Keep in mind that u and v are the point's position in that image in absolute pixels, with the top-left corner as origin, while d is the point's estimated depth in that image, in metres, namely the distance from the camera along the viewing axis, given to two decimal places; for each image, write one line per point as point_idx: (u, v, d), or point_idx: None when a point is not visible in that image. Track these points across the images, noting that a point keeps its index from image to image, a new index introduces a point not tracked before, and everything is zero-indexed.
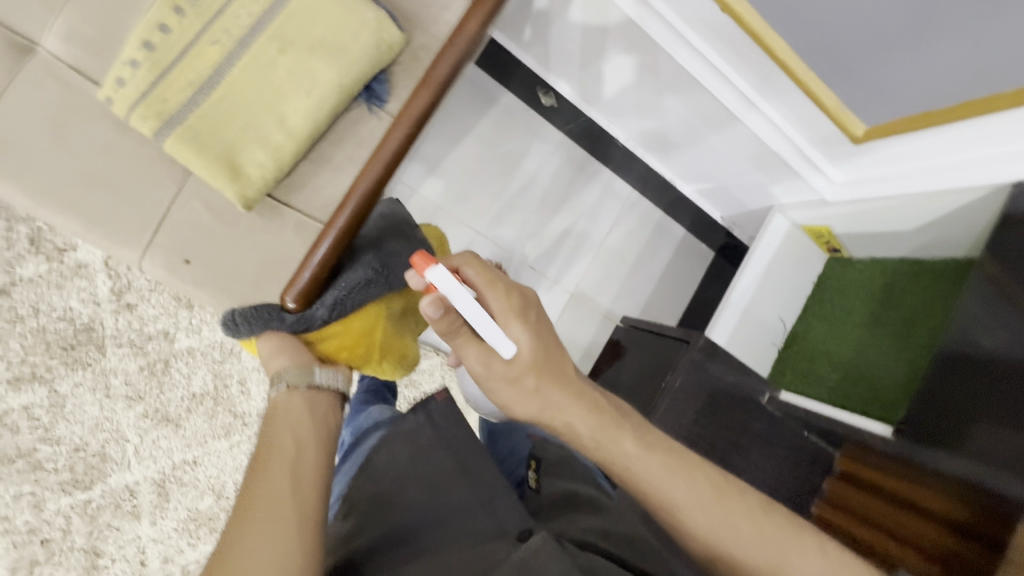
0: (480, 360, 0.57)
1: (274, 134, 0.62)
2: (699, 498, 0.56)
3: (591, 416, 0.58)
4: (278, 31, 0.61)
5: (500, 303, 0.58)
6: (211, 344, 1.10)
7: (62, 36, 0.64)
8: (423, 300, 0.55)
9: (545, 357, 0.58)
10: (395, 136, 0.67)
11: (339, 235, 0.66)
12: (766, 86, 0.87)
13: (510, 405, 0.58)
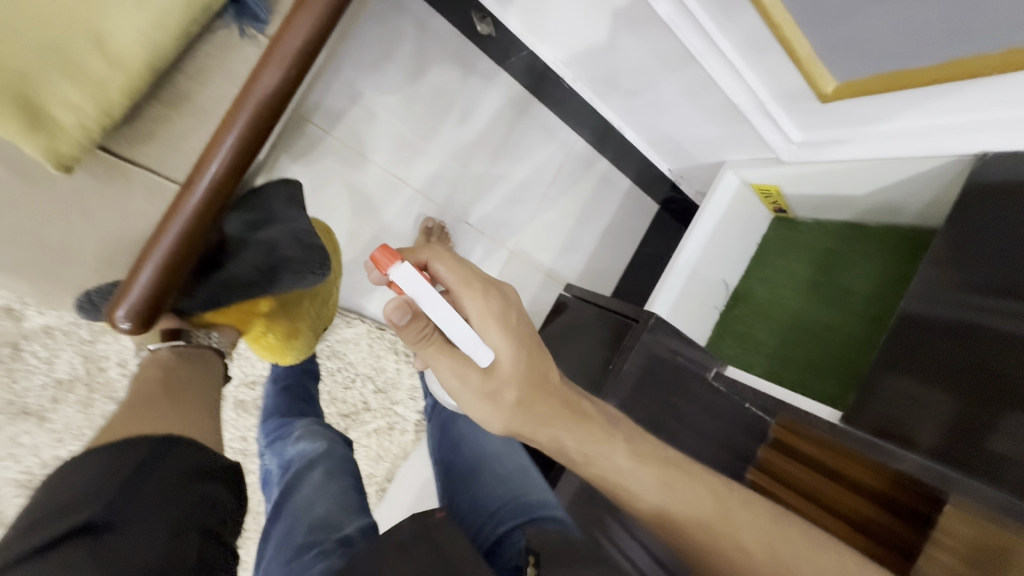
0: (454, 371, 0.53)
1: (94, 63, 0.45)
2: (701, 512, 0.51)
3: (577, 428, 0.55)
4: None
5: (477, 305, 0.54)
6: (77, 321, 0.90)
7: None
8: (387, 304, 0.49)
9: (528, 369, 0.55)
10: (268, 78, 0.50)
11: (195, 216, 0.50)
12: (731, 27, 0.76)
13: (486, 420, 0.54)
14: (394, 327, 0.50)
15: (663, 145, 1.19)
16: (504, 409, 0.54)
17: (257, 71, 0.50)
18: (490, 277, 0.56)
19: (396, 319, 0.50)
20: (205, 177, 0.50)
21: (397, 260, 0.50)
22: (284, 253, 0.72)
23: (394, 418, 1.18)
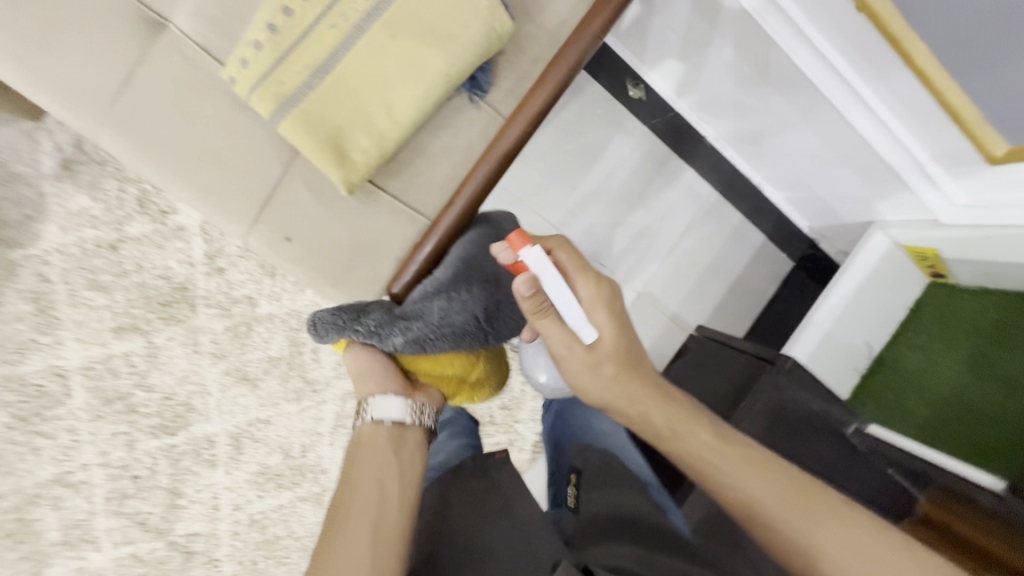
0: (563, 342, 0.61)
1: (380, 120, 0.62)
2: (779, 491, 0.56)
3: (668, 408, 0.62)
4: (392, 18, 0.60)
5: (590, 289, 0.62)
6: (290, 312, 1.15)
7: (191, 14, 0.62)
8: (518, 278, 0.58)
9: (626, 350, 0.63)
10: (512, 131, 0.68)
11: (442, 237, 0.69)
12: (898, 95, 0.78)
13: (587, 386, 0.63)
14: (519, 297, 0.59)
15: (806, 202, 1.20)
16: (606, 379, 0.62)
17: (502, 130, 0.69)
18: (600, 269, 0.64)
19: (523, 291, 0.59)
20: (457, 204, 0.69)
21: (528, 247, 0.59)
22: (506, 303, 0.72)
23: (514, 435, 1.28)
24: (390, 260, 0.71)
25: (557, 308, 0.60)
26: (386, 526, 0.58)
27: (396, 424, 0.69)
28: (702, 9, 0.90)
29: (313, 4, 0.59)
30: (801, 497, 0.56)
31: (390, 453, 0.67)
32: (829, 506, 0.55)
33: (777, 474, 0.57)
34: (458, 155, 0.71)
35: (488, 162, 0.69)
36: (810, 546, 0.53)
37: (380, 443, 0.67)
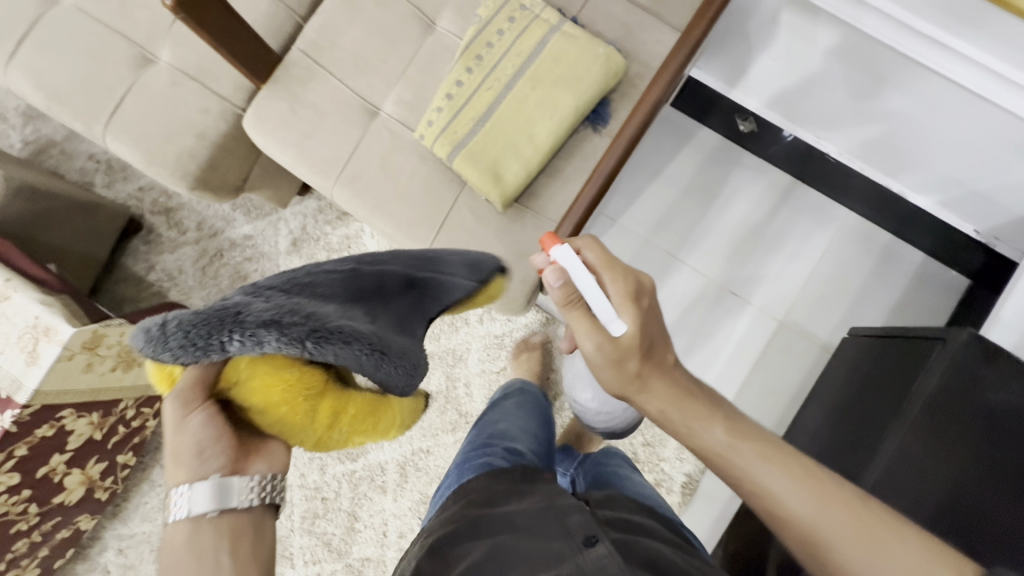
0: (590, 336, 0.65)
1: (526, 148, 0.80)
2: (799, 484, 0.57)
3: (682, 404, 0.65)
4: (533, 74, 0.79)
5: (619, 287, 0.66)
6: (447, 350, 1.32)
7: (396, 101, 0.88)
8: (547, 271, 0.65)
9: (647, 346, 0.66)
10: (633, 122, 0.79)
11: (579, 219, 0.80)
12: (1008, 50, 0.78)
13: (606, 377, 0.67)
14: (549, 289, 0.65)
15: (956, 200, 1.13)
16: (631, 369, 0.65)
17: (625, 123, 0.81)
18: (627, 265, 0.68)
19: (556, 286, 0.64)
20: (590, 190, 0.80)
21: (556, 242, 0.64)
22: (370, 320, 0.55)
23: (661, 475, 1.25)
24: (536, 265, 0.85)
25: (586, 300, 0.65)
26: None
27: (225, 513, 0.50)
28: (798, 33, 0.99)
29: (477, 75, 0.81)
30: (810, 488, 0.57)
31: (222, 545, 0.49)
32: (839, 500, 0.56)
33: (790, 467, 0.59)
34: (588, 172, 0.85)
35: (616, 151, 0.80)
36: (813, 532, 0.55)
37: (187, 549, 0.48)
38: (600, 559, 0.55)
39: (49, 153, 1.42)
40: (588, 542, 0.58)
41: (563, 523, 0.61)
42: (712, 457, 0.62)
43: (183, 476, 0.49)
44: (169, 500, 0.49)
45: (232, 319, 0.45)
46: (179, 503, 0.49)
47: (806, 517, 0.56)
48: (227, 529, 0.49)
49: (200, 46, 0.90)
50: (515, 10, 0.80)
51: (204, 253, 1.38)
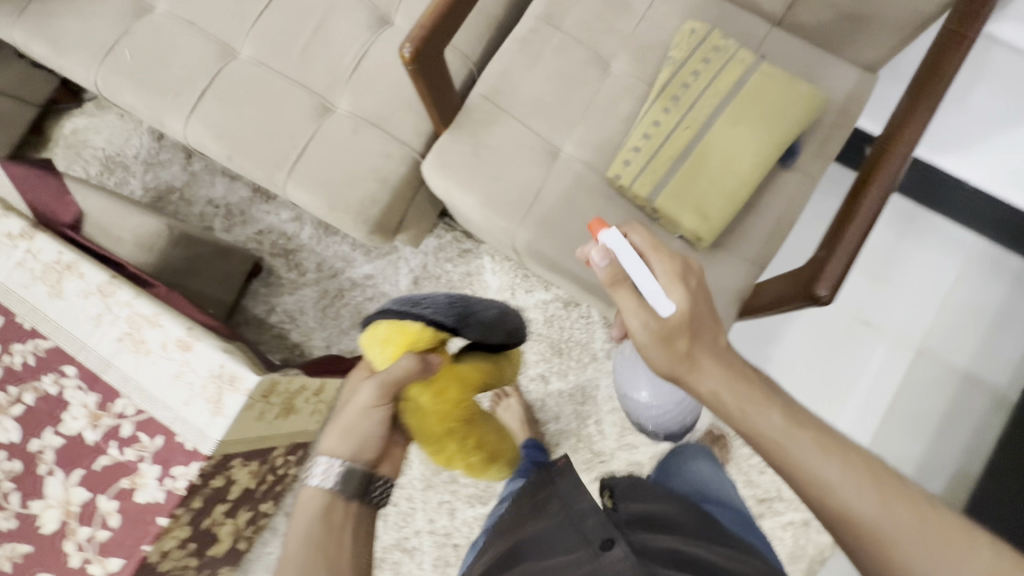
0: (636, 311, 0.59)
1: (731, 186, 0.80)
2: (859, 480, 0.52)
3: (736, 384, 0.58)
4: (733, 113, 0.80)
5: (665, 265, 0.61)
6: (576, 387, 1.31)
7: (577, 143, 0.89)
8: (591, 250, 0.61)
9: (697, 326, 0.60)
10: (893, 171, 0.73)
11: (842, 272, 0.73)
12: None
13: (656, 361, 0.60)
14: (593, 268, 0.62)
15: None
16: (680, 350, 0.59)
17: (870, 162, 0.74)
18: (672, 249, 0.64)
19: (601, 266, 0.62)
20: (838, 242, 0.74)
21: (606, 224, 0.60)
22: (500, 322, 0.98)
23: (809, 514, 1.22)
24: (731, 302, 0.84)
25: (632, 279, 0.60)
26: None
27: (347, 500, 0.73)
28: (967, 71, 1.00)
29: (674, 114, 0.81)
30: (874, 493, 0.51)
31: (347, 522, 0.72)
32: (901, 497, 0.51)
33: (852, 468, 0.53)
34: (779, 208, 0.84)
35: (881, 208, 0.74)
36: (877, 534, 0.50)
37: (323, 510, 0.72)
38: (616, 562, 0.61)
39: (169, 199, 1.44)
40: (605, 545, 0.63)
41: (580, 533, 0.65)
42: (764, 444, 0.56)
43: (343, 448, 0.75)
44: (315, 467, 0.73)
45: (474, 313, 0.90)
46: (315, 473, 0.73)
47: (861, 513, 0.51)
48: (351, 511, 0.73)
49: (380, 94, 0.92)
50: (710, 51, 0.82)
51: (325, 294, 1.38)
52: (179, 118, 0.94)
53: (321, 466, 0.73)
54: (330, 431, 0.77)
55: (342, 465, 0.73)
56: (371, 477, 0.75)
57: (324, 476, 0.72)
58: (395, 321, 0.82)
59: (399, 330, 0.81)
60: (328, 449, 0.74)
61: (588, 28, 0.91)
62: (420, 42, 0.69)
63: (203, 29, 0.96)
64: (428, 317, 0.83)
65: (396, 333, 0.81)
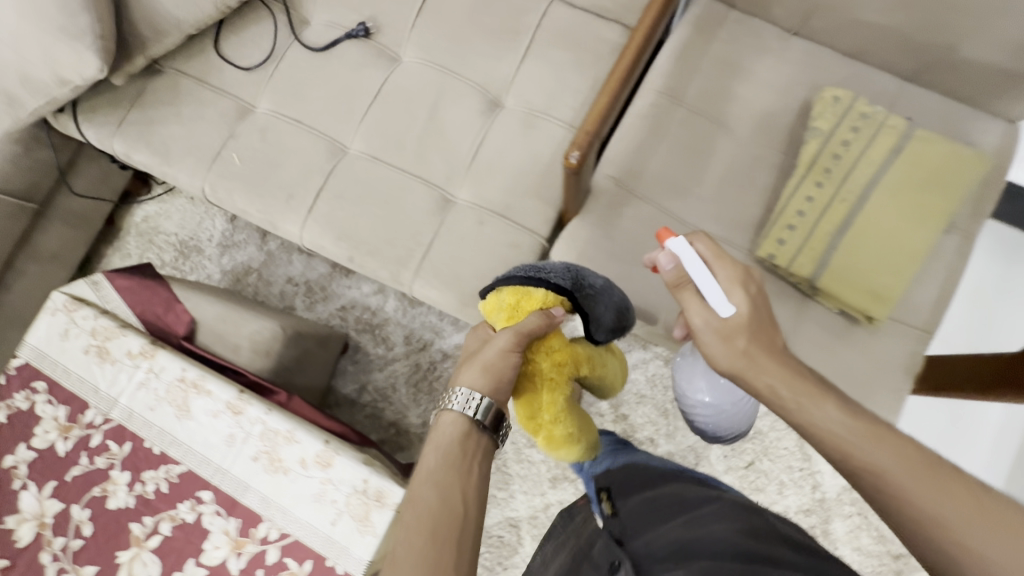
0: (699, 314, 0.60)
1: (897, 260, 0.77)
2: (913, 467, 0.49)
3: (794, 381, 0.56)
4: (891, 183, 0.77)
5: (728, 272, 0.61)
6: (687, 448, 1.26)
7: (713, 218, 0.86)
8: (657, 256, 0.63)
9: (758, 327, 0.60)
10: None
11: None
12: None
13: (714, 357, 0.60)
14: (659, 272, 0.64)
15: None
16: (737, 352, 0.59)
17: None
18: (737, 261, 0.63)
19: (668, 269, 0.63)
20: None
21: (671, 231, 0.62)
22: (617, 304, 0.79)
23: None
24: (900, 376, 0.80)
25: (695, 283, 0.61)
26: (469, 501, 0.59)
27: (482, 433, 0.66)
28: None
29: (828, 189, 0.78)
30: (933, 484, 0.47)
31: (482, 451, 0.65)
32: (957, 482, 0.47)
33: (910, 461, 0.49)
34: (940, 274, 0.81)
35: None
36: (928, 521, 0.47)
37: (450, 450, 0.63)
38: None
39: (248, 280, 1.42)
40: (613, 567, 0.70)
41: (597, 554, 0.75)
42: (819, 439, 0.53)
43: (482, 381, 0.67)
44: (454, 396, 0.66)
45: (605, 285, 0.77)
46: (454, 400, 0.66)
47: (900, 494, 0.48)
48: (484, 445, 0.65)
49: (502, 183, 0.90)
50: (858, 120, 0.78)
51: (417, 367, 1.34)
52: (295, 221, 0.91)
53: (462, 390, 0.67)
54: (466, 365, 0.69)
55: (483, 400, 0.65)
56: (501, 418, 0.67)
57: (465, 399, 0.66)
58: (519, 286, 0.73)
59: (524, 296, 0.73)
60: (470, 378, 0.67)
61: (712, 99, 0.88)
62: (587, 148, 0.66)
63: (311, 128, 0.95)
64: (551, 283, 0.73)
65: (521, 298, 0.73)
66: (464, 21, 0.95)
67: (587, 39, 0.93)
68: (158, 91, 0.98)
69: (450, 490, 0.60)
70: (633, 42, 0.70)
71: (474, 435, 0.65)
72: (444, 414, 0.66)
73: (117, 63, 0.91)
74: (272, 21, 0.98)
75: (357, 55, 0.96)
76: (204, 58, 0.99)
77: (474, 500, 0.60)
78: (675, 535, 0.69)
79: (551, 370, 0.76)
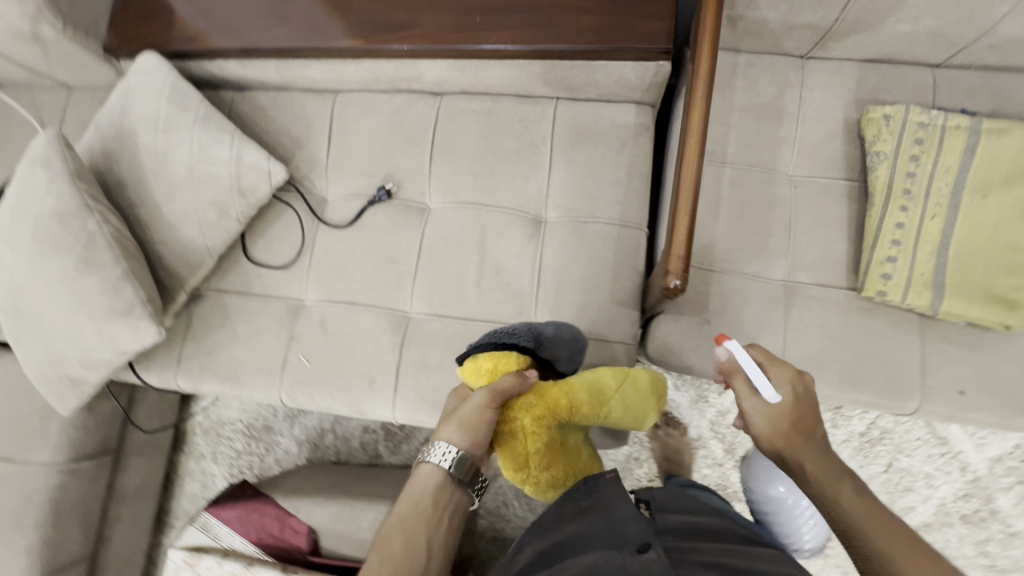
0: (747, 400, 0.60)
1: (1015, 258, 0.72)
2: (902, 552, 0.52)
3: (820, 462, 0.59)
4: (976, 183, 0.74)
5: (781, 370, 0.61)
6: None
7: (799, 267, 0.83)
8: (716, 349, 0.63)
9: (801, 417, 0.59)
10: None
11: None
12: None
13: (754, 436, 0.61)
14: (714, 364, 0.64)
15: None
16: (780, 440, 0.59)
17: None
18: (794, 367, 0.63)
19: (722, 360, 0.63)
20: None
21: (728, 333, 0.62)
22: (571, 346, 0.76)
23: None
24: None
25: (748, 375, 0.60)
26: (431, 557, 0.58)
27: (455, 485, 0.62)
28: None
29: (915, 209, 0.75)
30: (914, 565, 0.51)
31: (451, 505, 0.62)
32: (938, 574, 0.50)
33: (898, 543, 0.53)
34: None
35: None
36: None
37: (422, 498, 0.61)
38: (648, 563, 0.50)
39: (326, 443, 1.38)
40: (642, 549, 0.52)
41: (615, 524, 0.56)
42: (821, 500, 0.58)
43: (460, 438, 0.61)
44: (434, 448, 0.62)
45: (563, 331, 0.75)
46: (434, 452, 0.62)
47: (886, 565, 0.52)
48: (456, 499, 0.62)
49: (576, 299, 0.87)
50: (917, 131, 0.76)
51: None
52: (385, 404, 0.89)
53: (443, 442, 0.62)
54: (444, 419, 0.65)
55: (458, 455, 0.61)
56: (477, 474, 0.63)
57: (445, 454, 0.61)
58: (495, 349, 0.66)
59: (489, 358, 0.66)
60: (447, 433, 0.61)
61: (754, 149, 0.85)
62: (684, 273, 0.64)
63: (368, 306, 0.93)
64: (520, 345, 0.68)
65: (497, 360, 0.66)
66: (481, 151, 0.93)
67: (605, 129, 0.90)
68: (206, 316, 0.96)
69: (416, 543, 0.58)
70: (689, 147, 0.65)
71: (448, 489, 0.62)
72: (425, 459, 0.62)
73: (164, 308, 0.91)
74: (293, 211, 0.98)
75: (387, 219, 0.94)
76: (238, 270, 0.98)
77: (438, 555, 0.59)
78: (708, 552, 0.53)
79: (524, 419, 0.64)
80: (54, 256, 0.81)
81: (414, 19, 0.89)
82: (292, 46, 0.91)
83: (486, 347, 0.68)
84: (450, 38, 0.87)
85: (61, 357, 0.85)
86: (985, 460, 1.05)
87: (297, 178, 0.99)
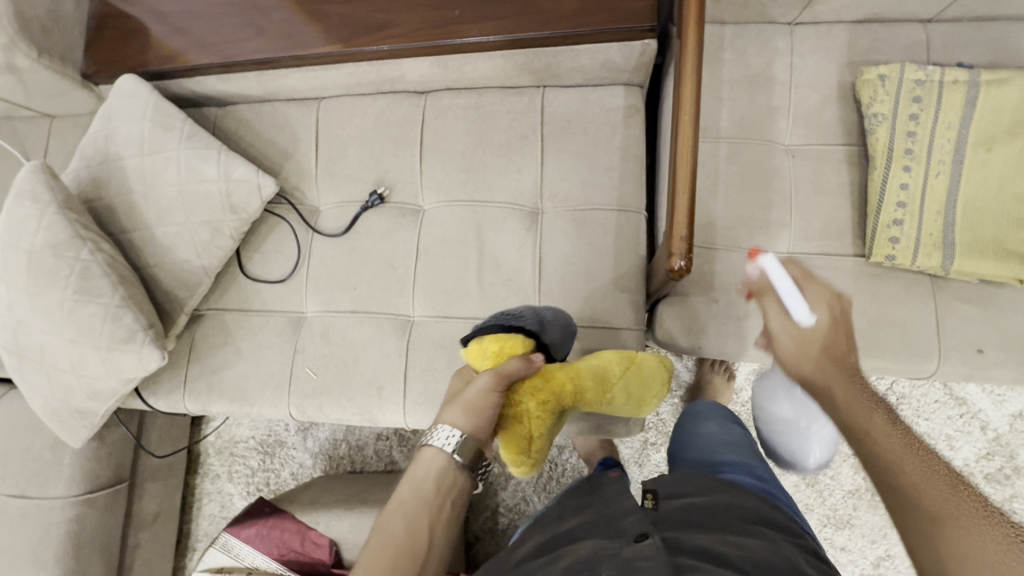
0: (776, 311, 0.65)
1: None
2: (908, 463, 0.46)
3: (849, 385, 0.57)
4: (979, 137, 0.72)
5: (815, 291, 0.64)
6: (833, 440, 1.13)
7: (804, 237, 0.81)
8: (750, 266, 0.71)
9: (831, 335, 0.62)
10: None
11: None
12: None
13: (783, 349, 0.64)
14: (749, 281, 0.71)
15: None
16: (809, 360, 0.61)
17: None
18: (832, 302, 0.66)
19: (754, 277, 0.70)
20: None
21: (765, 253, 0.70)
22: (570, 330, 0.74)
23: None
24: None
25: (778, 289, 0.66)
26: (429, 546, 0.54)
27: (457, 469, 0.59)
28: None
29: (918, 168, 0.74)
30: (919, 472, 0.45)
31: (451, 491, 0.58)
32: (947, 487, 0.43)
33: (913, 458, 0.47)
34: None
35: None
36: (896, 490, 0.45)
37: (425, 484, 0.58)
38: (644, 550, 0.48)
39: (340, 454, 1.37)
40: (639, 538, 0.50)
41: (616, 521, 0.55)
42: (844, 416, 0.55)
43: (463, 422, 0.59)
44: (437, 431, 0.59)
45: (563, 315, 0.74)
46: (438, 435, 0.59)
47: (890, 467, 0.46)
48: (457, 484, 0.59)
49: (580, 288, 0.85)
50: (914, 88, 0.74)
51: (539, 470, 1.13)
52: (396, 410, 0.88)
53: (447, 425, 0.59)
54: (446, 402, 0.62)
55: (460, 440, 0.58)
56: (481, 459, 0.60)
57: (451, 437, 0.58)
58: (501, 331, 0.65)
59: (500, 339, 0.64)
60: (451, 415, 0.59)
61: (748, 121, 0.83)
62: (687, 253, 0.63)
63: (370, 312, 0.92)
64: (526, 327, 0.67)
65: (504, 343, 0.64)
66: (471, 147, 0.92)
67: (595, 114, 0.89)
68: (209, 336, 0.95)
69: (413, 531, 0.54)
70: (683, 124, 0.63)
71: (449, 473, 0.58)
72: (428, 441, 0.60)
73: (166, 331, 0.90)
74: (286, 223, 0.96)
75: (382, 223, 0.93)
76: (237, 287, 0.96)
77: (438, 550, 0.55)
78: (712, 537, 0.51)
79: (531, 405, 0.62)
80: (50, 288, 0.80)
81: (392, 19, 0.87)
82: (270, 56, 0.90)
83: (492, 328, 0.66)
84: (429, 35, 0.86)
85: (66, 389, 0.85)
86: (1005, 416, 1.03)
87: (287, 190, 0.98)
